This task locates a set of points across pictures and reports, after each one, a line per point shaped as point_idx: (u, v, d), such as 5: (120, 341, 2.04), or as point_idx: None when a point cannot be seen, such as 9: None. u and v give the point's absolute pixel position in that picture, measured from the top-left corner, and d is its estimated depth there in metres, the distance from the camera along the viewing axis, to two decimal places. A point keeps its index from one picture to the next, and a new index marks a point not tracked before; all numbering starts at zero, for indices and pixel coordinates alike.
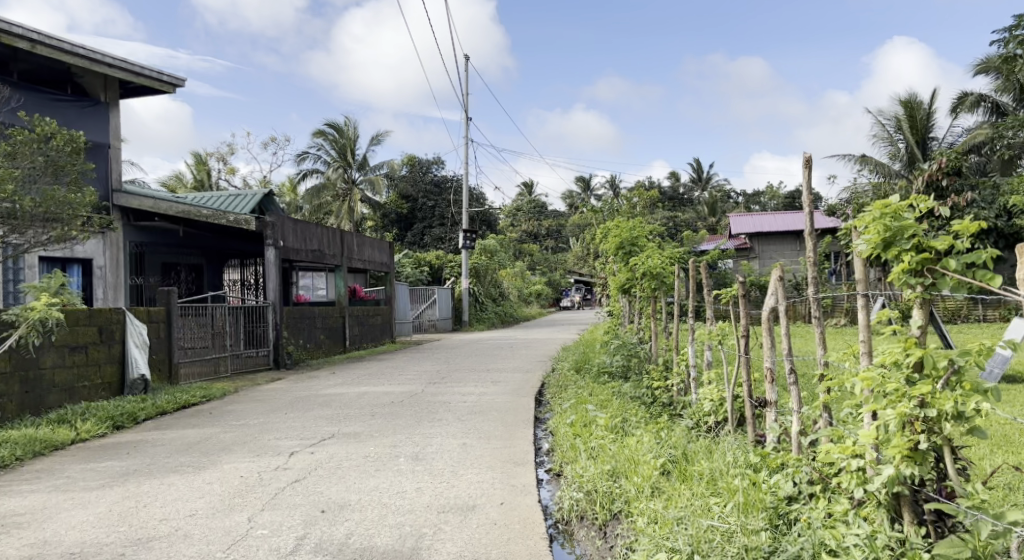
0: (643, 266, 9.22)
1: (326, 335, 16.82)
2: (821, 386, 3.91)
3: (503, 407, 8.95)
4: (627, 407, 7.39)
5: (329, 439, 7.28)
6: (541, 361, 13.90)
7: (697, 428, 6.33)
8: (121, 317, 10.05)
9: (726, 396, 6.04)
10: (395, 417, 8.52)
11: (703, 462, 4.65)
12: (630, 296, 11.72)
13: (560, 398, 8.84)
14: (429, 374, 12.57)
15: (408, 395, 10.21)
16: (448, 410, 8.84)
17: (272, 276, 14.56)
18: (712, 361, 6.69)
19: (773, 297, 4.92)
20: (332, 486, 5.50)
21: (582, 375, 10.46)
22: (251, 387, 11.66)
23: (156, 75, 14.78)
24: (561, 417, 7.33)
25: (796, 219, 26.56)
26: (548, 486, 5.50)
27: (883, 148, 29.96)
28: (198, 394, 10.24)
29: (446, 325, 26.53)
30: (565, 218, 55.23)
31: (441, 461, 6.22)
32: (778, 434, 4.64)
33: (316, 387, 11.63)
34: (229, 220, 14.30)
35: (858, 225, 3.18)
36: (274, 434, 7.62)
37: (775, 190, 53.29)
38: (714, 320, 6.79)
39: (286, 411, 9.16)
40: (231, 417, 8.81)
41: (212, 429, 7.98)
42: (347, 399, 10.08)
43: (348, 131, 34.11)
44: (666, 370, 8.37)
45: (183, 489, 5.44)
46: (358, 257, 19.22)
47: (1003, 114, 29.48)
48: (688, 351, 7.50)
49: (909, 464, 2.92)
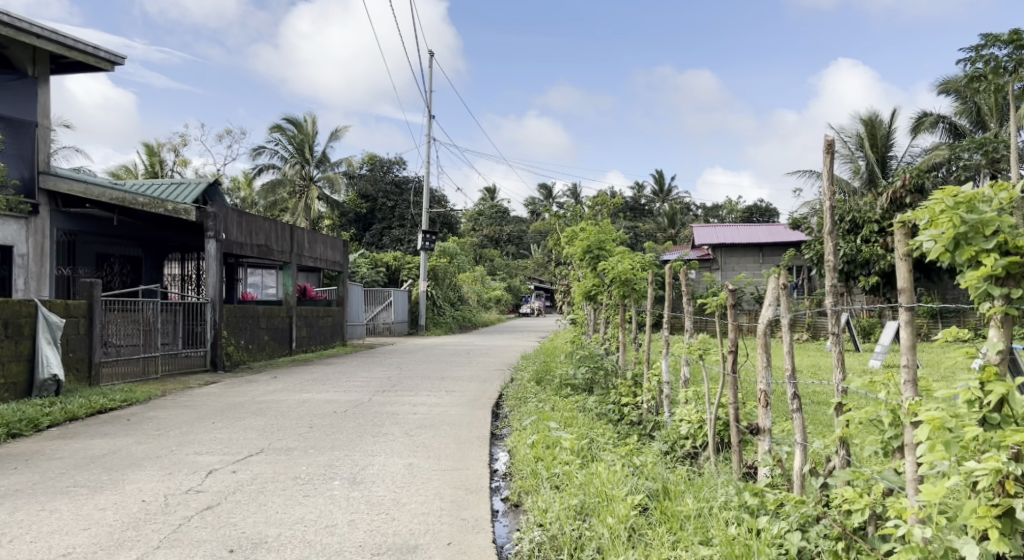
0: (612, 271, 8.49)
1: (270, 335, 15.82)
2: (838, 417, 3.20)
3: (457, 420, 8.14)
4: (594, 427, 6.73)
5: (257, 456, 6.41)
6: (498, 370, 13.13)
7: (674, 452, 5.68)
8: (30, 310, 9.06)
9: (705, 418, 5.37)
10: (335, 429, 7.68)
11: (688, 500, 3.93)
12: (596, 304, 11.04)
13: (519, 412, 8.11)
14: (379, 381, 11.71)
15: (354, 404, 9.37)
16: (396, 423, 8.02)
17: (213, 271, 13.58)
18: (690, 378, 5.99)
19: (772, 306, 4.29)
20: (248, 516, 4.67)
21: (544, 387, 9.76)
22: (182, 391, 10.67)
23: (92, 50, 13.71)
24: (520, 436, 6.57)
25: (759, 232, 26.32)
26: (504, 519, 4.76)
27: (844, 165, 29.89)
28: (118, 398, 9.25)
29: (402, 329, 25.63)
30: (526, 224, 54.63)
31: (381, 486, 5.41)
32: (773, 468, 3.96)
33: (253, 392, 10.68)
34: (168, 209, 13.30)
35: (919, 221, 2.71)
36: (195, 447, 6.74)
37: (734, 204, 53.47)
38: (693, 332, 6.11)
39: (215, 420, 8.27)
40: (151, 425, 7.88)
41: (125, 440, 7.07)
42: (285, 408, 9.19)
43: (307, 126, 33.16)
44: (636, 384, 7.69)
45: (66, 518, 4.57)
46: (309, 254, 18.25)
47: (961, 136, 29.59)
48: (662, 365, 6.82)
49: (1000, 538, 2.38)
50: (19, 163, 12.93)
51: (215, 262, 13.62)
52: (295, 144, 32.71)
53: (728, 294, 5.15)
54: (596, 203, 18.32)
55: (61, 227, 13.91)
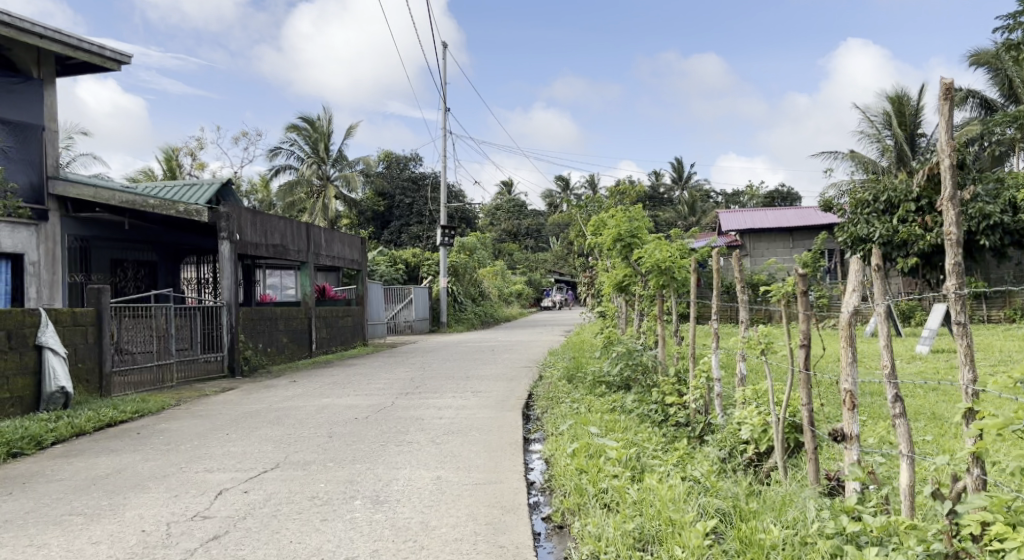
0: (648, 260, 7.79)
1: (289, 338, 15.36)
2: (972, 429, 2.64)
3: (486, 425, 7.57)
4: (638, 431, 6.14)
5: (271, 473, 5.87)
6: (524, 367, 12.55)
7: (734, 458, 5.11)
8: (33, 320, 8.59)
9: (769, 421, 4.79)
10: (357, 438, 7.15)
11: (769, 526, 3.37)
12: (627, 296, 10.42)
13: (552, 415, 7.52)
14: (402, 383, 11.17)
15: (376, 409, 8.83)
16: (421, 429, 7.46)
17: (227, 274, 13.10)
18: (747, 375, 5.37)
19: (856, 293, 3.67)
20: (258, 548, 4.13)
21: (578, 385, 9.16)
22: (198, 399, 10.21)
23: (98, 50, 13.25)
24: (557, 443, 5.99)
25: (788, 216, 25.49)
26: (549, 542, 4.22)
27: (871, 145, 28.91)
28: (129, 409, 8.77)
29: (423, 327, 25.14)
30: (544, 217, 54.04)
31: (407, 506, 4.87)
32: (868, 485, 3.39)
33: (271, 398, 10.20)
34: (178, 211, 12.83)
35: None
36: (205, 464, 6.21)
37: (755, 190, 52.42)
38: (748, 323, 5.51)
39: (228, 431, 7.76)
40: (162, 439, 7.40)
41: (132, 456, 6.57)
42: (304, 415, 8.67)
43: (322, 125, 32.80)
44: (679, 382, 7.06)
45: (54, 556, 4.06)
46: (326, 253, 17.72)
47: (993, 110, 28.49)
48: (712, 359, 6.23)
49: None
50: (27, 168, 12.55)
51: (229, 263, 13.15)
52: (311, 143, 32.73)
53: (797, 281, 4.56)
54: (618, 192, 17.60)
55: (72, 233, 13.51)
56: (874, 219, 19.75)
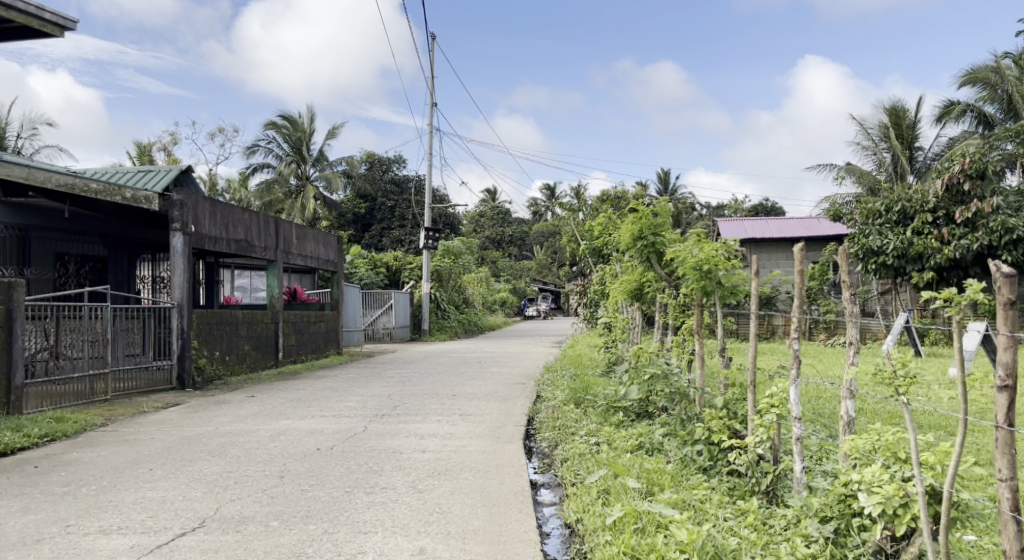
0: (685, 263, 6.24)
1: (251, 345, 13.65)
2: None
3: (481, 463, 5.98)
4: (691, 488, 4.62)
5: (189, 538, 4.25)
6: (517, 385, 10.93)
7: (848, 537, 3.64)
8: None
9: (912, 492, 3.28)
10: (318, 480, 5.53)
11: None
12: (641, 304, 8.88)
13: (563, 456, 5.94)
14: (377, 402, 9.52)
15: (345, 438, 7.18)
16: (398, 469, 5.85)
17: (180, 270, 11.41)
18: (855, 418, 3.91)
19: None
20: None
21: (588, 412, 7.63)
22: (132, 419, 8.51)
23: (35, 11, 11.54)
24: (584, 503, 4.46)
25: (791, 225, 24.18)
26: None
27: (867, 159, 27.60)
28: (36, 433, 7.08)
29: (404, 335, 23.45)
30: (527, 226, 52.72)
31: None
32: None
33: (219, 419, 8.50)
34: (126, 198, 11.23)
35: None
36: (104, 520, 4.56)
37: (738, 203, 51.21)
38: (860, 346, 4.03)
39: (157, 466, 6.10)
40: (62, 476, 5.73)
41: (8, 505, 4.90)
42: (254, 444, 7.02)
43: (303, 123, 31.33)
44: (731, 416, 5.50)
45: None
46: (298, 251, 16.01)
47: (991, 125, 27.20)
48: (787, 392, 4.64)
49: None
50: None
51: (182, 258, 11.44)
52: (291, 142, 31.30)
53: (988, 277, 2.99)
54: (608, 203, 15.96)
55: None
56: (887, 230, 18.15)
